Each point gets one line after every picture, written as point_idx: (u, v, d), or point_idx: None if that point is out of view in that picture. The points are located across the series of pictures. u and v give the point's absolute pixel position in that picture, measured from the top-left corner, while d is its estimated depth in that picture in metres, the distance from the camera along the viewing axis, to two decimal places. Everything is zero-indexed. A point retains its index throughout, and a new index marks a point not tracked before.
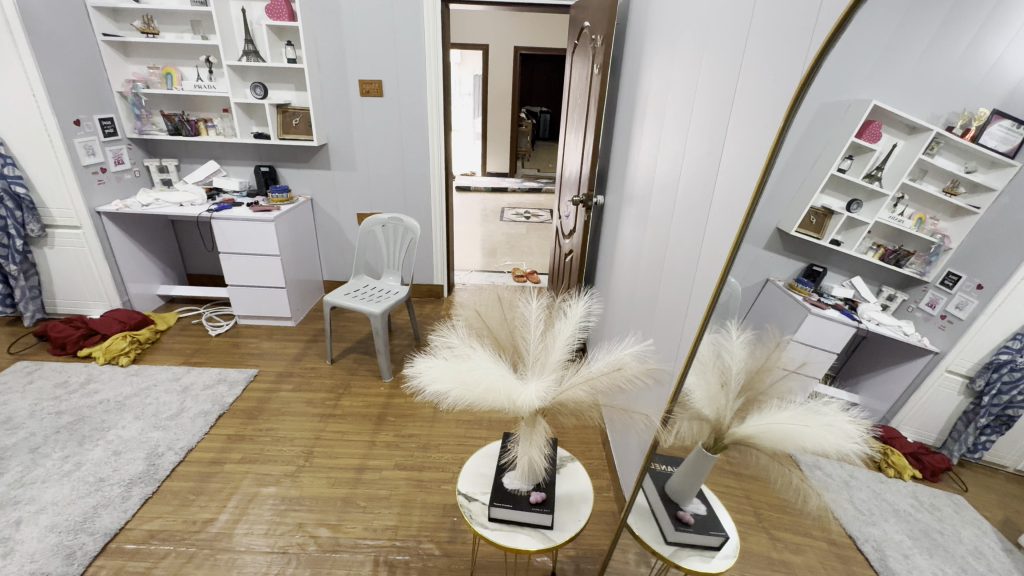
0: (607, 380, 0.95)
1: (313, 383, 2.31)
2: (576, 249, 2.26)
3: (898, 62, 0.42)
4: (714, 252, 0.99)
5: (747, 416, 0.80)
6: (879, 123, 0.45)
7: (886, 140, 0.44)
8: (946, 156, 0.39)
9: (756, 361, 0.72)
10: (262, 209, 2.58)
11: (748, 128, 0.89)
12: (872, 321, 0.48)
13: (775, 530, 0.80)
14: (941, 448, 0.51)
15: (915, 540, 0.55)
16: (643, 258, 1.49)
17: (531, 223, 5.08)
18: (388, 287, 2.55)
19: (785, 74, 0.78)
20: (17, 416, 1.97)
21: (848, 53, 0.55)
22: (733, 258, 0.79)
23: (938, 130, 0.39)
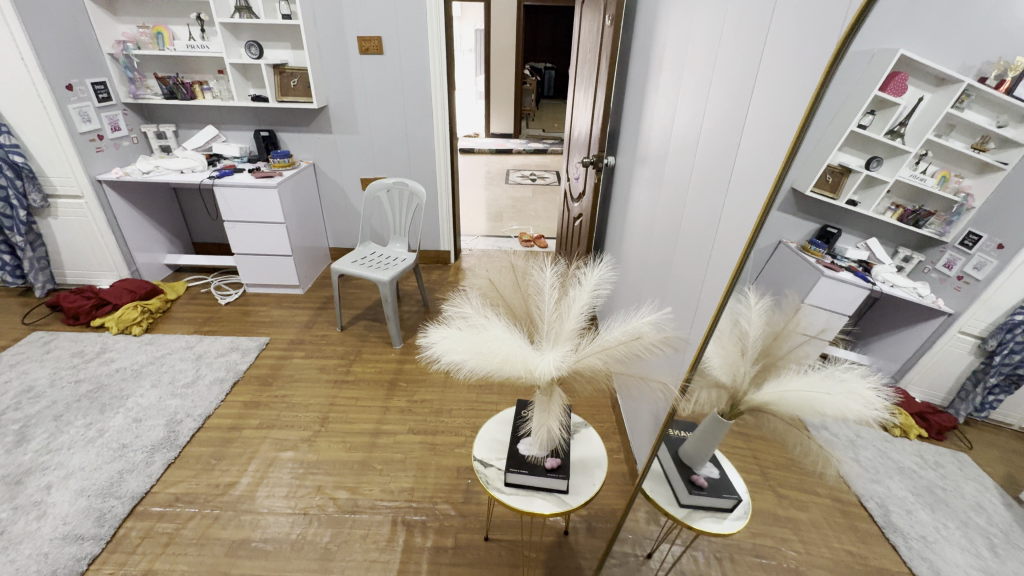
0: (624, 349, 0.94)
1: (325, 349, 2.32)
2: (586, 212, 2.21)
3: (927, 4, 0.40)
4: (737, 217, 0.95)
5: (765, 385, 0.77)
6: (905, 76, 0.44)
7: (912, 94, 0.42)
8: (977, 111, 0.37)
9: (775, 329, 0.68)
10: (264, 175, 2.53)
11: (777, 85, 0.84)
12: (886, 283, 0.48)
13: (780, 488, 0.86)
14: (948, 407, 0.56)
15: (919, 494, 0.61)
16: (659, 222, 1.44)
17: (537, 186, 4.97)
18: (396, 253, 2.53)
19: (821, 25, 0.73)
20: (38, 385, 2.01)
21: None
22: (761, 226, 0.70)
23: (969, 81, 0.37)
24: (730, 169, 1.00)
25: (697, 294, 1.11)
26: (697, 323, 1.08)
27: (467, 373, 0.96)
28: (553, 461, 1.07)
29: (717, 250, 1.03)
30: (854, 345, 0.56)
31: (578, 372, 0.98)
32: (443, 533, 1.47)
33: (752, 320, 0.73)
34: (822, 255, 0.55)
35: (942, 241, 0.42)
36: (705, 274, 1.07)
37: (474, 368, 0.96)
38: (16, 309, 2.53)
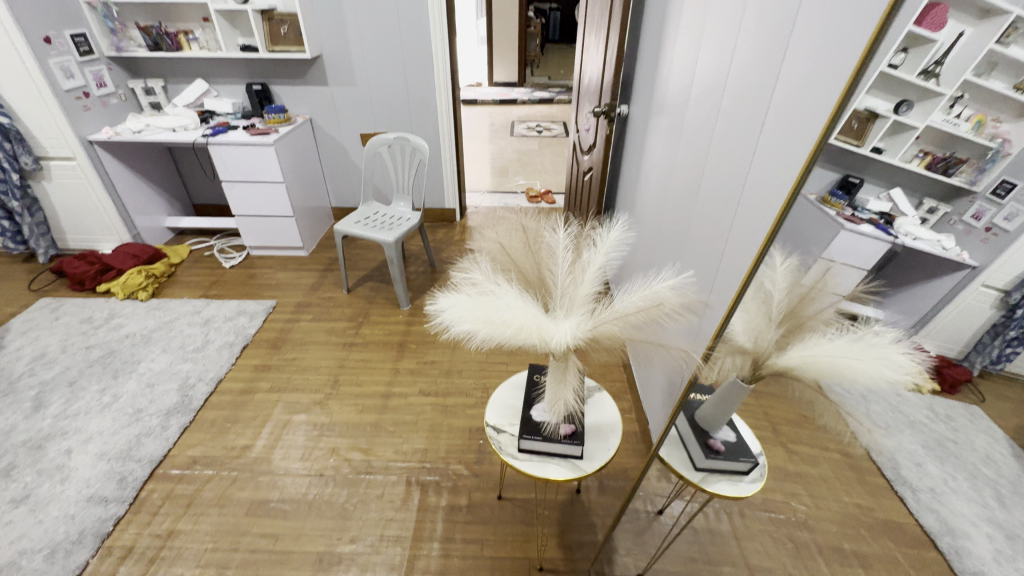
0: (643, 316, 0.88)
1: (332, 312, 2.30)
2: (597, 166, 2.11)
3: None
4: (769, 172, 0.87)
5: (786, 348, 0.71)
6: (943, 8, 0.41)
7: (952, 31, 0.38)
8: (1022, 48, 0.33)
9: (799, 292, 0.62)
10: (259, 132, 2.42)
11: (820, 23, 0.73)
12: (908, 236, 0.45)
13: (792, 444, 0.81)
14: (962, 359, 0.54)
15: (929, 450, 0.58)
16: (678, 177, 1.35)
17: (544, 138, 4.78)
18: (399, 213, 2.45)
19: None
20: (50, 351, 2.02)
21: None
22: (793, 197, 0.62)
23: (1018, 14, 0.32)
24: (762, 118, 0.91)
25: (719, 256, 1.05)
26: (722, 287, 1.02)
27: (481, 343, 0.93)
28: (568, 427, 1.05)
29: (744, 209, 0.95)
30: (876, 304, 0.52)
31: (593, 341, 0.93)
32: (457, 493, 1.49)
33: (775, 279, 0.66)
34: (842, 206, 0.55)
35: (973, 189, 0.40)
36: (730, 234, 1.01)
37: (487, 338, 0.93)
38: (21, 276, 2.52)
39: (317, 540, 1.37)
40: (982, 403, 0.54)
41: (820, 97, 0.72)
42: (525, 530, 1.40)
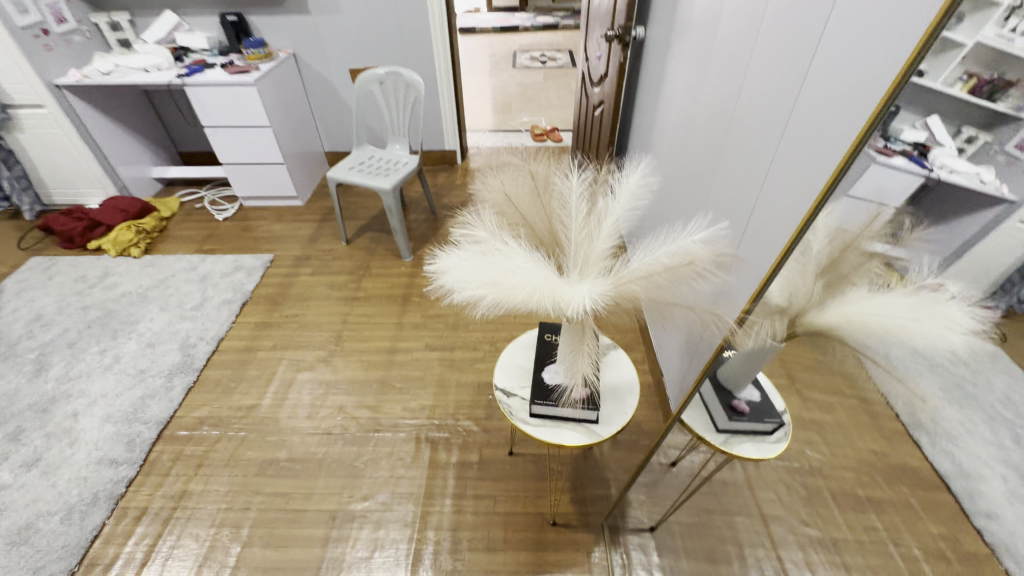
0: (669, 277, 0.78)
1: (331, 265, 2.21)
2: (609, 99, 1.92)
3: None
4: (824, 100, 0.74)
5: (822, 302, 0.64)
6: None
7: None
8: None
9: (841, 239, 0.60)
10: (238, 69, 2.22)
11: None
12: (944, 168, 0.45)
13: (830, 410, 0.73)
14: (991, 300, 0.44)
15: (948, 392, 0.52)
16: (705, 109, 1.20)
17: (548, 69, 4.43)
18: (396, 157, 2.29)
19: None
20: (46, 312, 1.97)
21: None
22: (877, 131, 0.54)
23: None
24: (817, 32, 0.75)
25: (753, 203, 0.93)
26: (759, 238, 0.90)
27: (486, 312, 0.83)
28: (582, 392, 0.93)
29: (789, 146, 0.82)
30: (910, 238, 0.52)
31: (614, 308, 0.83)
32: (467, 449, 1.47)
33: (827, 240, 0.63)
34: (872, 137, 0.56)
35: (1017, 117, 0.38)
36: (768, 174, 0.88)
37: (494, 306, 0.83)
38: (9, 234, 2.43)
39: (329, 498, 1.37)
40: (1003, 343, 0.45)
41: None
42: (538, 485, 1.38)
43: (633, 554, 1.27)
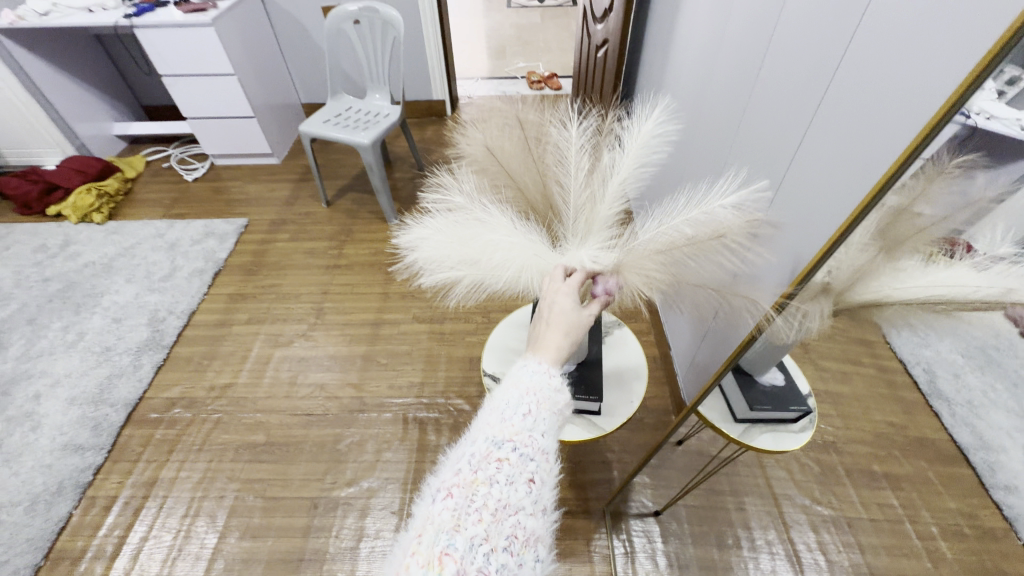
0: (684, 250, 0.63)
1: (311, 229, 2.05)
2: (612, 37, 1.70)
3: None
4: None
5: (859, 284, 0.52)
6: None
7: None
8: None
9: (893, 212, 0.48)
10: (193, 8, 1.97)
11: None
12: (980, 115, 0.39)
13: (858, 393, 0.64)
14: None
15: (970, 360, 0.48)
16: (741, 15, 0.97)
17: (546, 9, 4.02)
18: (377, 108, 2.09)
19: None
20: (3, 287, 1.84)
21: None
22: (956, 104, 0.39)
23: None
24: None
25: (796, 136, 0.75)
26: (805, 196, 0.72)
27: (463, 294, 0.69)
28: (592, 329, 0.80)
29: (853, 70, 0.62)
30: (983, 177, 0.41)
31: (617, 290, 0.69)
32: (458, 430, 1.37)
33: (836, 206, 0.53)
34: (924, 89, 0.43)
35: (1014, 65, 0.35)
36: (834, 61, 0.66)
37: (473, 288, 0.68)
38: None
39: (309, 483, 1.28)
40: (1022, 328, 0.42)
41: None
42: None
43: (636, 540, 1.20)
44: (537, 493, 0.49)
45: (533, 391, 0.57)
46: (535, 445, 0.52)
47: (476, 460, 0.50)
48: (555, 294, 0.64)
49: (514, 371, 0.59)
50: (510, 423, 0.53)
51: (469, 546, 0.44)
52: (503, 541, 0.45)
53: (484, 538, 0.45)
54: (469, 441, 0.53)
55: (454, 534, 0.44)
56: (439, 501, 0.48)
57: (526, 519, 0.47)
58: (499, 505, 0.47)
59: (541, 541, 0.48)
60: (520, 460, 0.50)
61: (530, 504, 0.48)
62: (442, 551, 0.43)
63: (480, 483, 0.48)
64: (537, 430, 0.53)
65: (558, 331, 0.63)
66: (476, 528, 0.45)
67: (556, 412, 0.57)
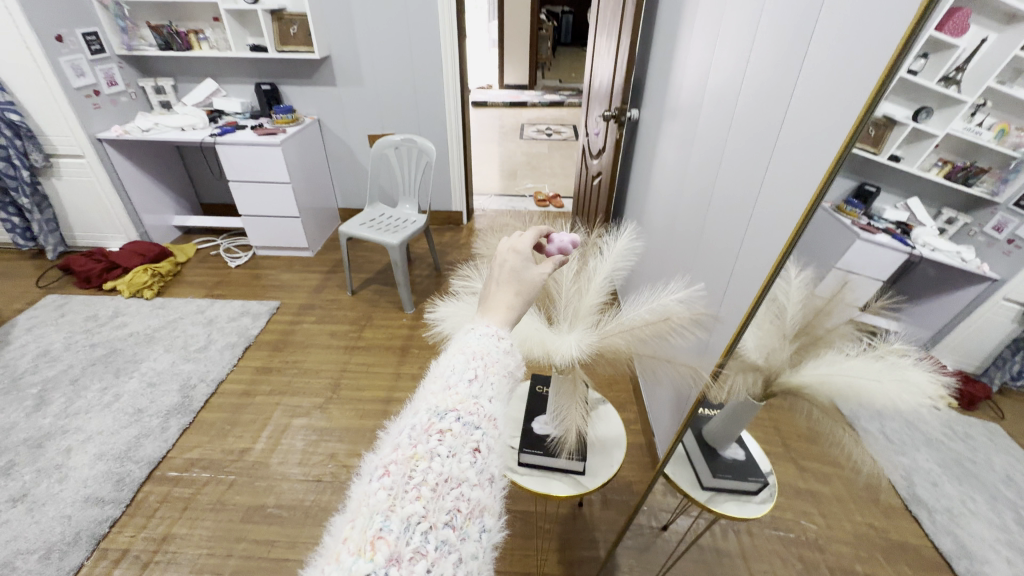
0: (648, 330, 0.84)
1: (335, 314, 2.29)
2: (605, 171, 2.08)
3: None
4: (813, 127, 0.78)
5: (800, 366, 0.66)
6: (966, 12, 0.42)
7: (972, 35, 0.40)
8: None
9: (813, 305, 0.60)
10: (266, 131, 2.43)
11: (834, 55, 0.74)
12: (926, 247, 0.44)
13: (803, 461, 0.79)
14: (981, 376, 0.49)
15: (945, 468, 0.52)
16: (695, 167, 1.31)
17: (553, 142, 4.70)
18: (405, 215, 2.45)
19: None
20: (54, 349, 2.04)
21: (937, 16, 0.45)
22: (806, 222, 0.61)
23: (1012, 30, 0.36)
24: (804, 56, 0.82)
25: (734, 256, 1.03)
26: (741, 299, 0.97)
27: None
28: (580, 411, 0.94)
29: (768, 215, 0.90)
30: (897, 312, 0.50)
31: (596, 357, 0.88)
32: None
33: (790, 294, 0.64)
34: (858, 216, 0.54)
35: (993, 201, 0.39)
36: (755, 209, 0.96)
37: None
38: (29, 271, 2.54)
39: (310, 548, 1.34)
40: (1001, 420, 0.46)
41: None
42: (525, 545, 1.38)
43: None
44: (481, 462, 0.43)
45: (481, 356, 0.51)
46: (482, 411, 0.46)
47: (416, 432, 0.42)
48: (507, 250, 0.64)
49: (461, 336, 0.54)
50: (455, 390, 0.46)
51: (406, 526, 0.37)
52: (444, 517, 0.38)
53: (422, 516, 0.38)
54: (409, 415, 0.46)
55: (390, 515, 0.37)
56: (375, 479, 0.40)
57: (469, 490, 0.41)
58: (440, 480, 0.40)
59: (487, 512, 0.42)
60: (465, 430, 0.44)
61: (475, 475, 0.42)
62: (376, 534, 0.36)
63: (420, 457, 0.41)
64: (484, 395, 0.47)
65: (509, 289, 0.61)
66: (413, 506, 0.38)
67: (504, 379, 0.52)
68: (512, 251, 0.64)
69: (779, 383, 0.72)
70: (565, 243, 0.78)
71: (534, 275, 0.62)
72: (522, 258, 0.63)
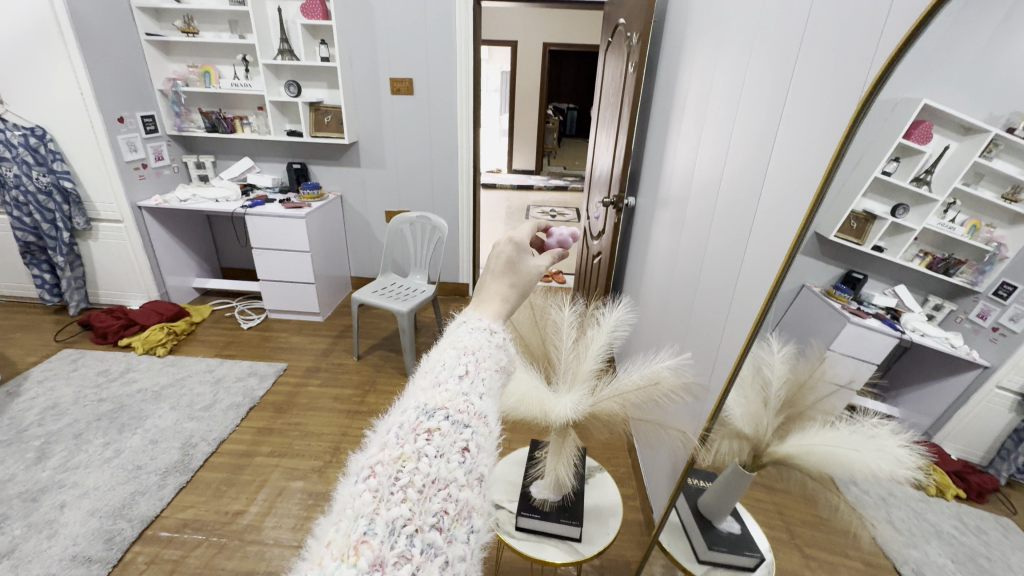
0: (642, 394, 0.90)
1: (340, 378, 2.33)
2: (604, 251, 2.23)
3: (953, 63, 0.46)
4: (776, 223, 0.93)
5: (789, 435, 0.70)
6: (929, 123, 0.49)
7: (939, 141, 0.46)
8: (1005, 160, 0.39)
9: (798, 378, 0.67)
10: (293, 205, 2.64)
11: (793, 164, 0.89)
12: (916, 331, 0.47)
13: (808, 548, 0.72)
14: (986, 467, 0.46)
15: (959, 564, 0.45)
16: (683, 251, 1.44)
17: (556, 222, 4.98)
18: (415, 285, 2.58)
19: (841, 106, 0.77)
20: (62, 402, 2.07)
21: (866, 137, 0.60)
22: (780, 281, 0.75)
23: (996, 131, 0.40)
24: (767, 163, 0.99)
25: (719, 334, 1.12)
26: (724, 367, 1.06)
27: None
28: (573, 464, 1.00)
29: (747, 295, 1.01)
30: (884, 398, 0.54)
31: (593, 415, 0.95)
32: None
33: (775, 367, 0.72)
34: (847, 301, 0.57)
35: (976, 291, 0.42)
36: (734, 291, 1.07)
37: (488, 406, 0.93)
38: (49, 326, 2.64)
39: None
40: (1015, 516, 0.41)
41: (826, 124, 0.80)
42: None
43: None
44: (468, 463, 0.40)
45: (471, 352, 0.51)
46: (472, 411, 0.44)
47: (403, 432, 0.40)
48: (505, 242, 0.66)
49: (452, 332, 0.55)
50: (445, 388, 0.45)
51: (390, 530, 0.34)
52: (430, 519, 0.36)
53: (407, 518, 0.35)
54: (398, 413, 0.43)
55: (374, 517, 0.34)
56: (360, 481, 0.37)
57: (458, 492, 0.38)
58: (426, 481, 0.37)
59: (477, 517, 0.39)
60: (454, 429, 0.41)
61: (463, 475, 0.39)
62: (360, 538, 0.33)
63: (407, 458, 0.38)
64: (474, 393, 0.46)
65: (502, 281, 0.64)
66: (399, 508, 0.35)
67: (493, 376, 0.51)
68: (510, 241, 0.66)
69: (768, 452, 0.77)
70: (563, 235, 0.84)
71: (528, 269, 0.67)
72: (520, 251, 0.66)
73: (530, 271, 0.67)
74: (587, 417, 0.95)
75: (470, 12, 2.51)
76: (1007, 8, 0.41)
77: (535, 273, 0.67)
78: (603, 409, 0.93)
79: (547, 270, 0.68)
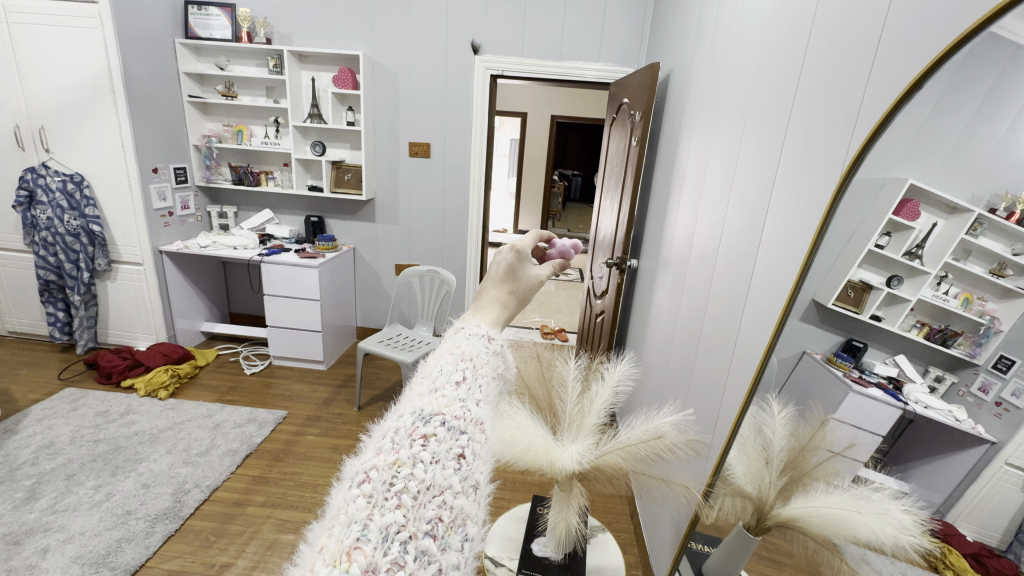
0: (645, 448, 0.92)
1: (339, 428, 2.32)
2: (608, 309, 2.28)
3: (930, 154, 0.54)
4: (768, 286, 1.00)
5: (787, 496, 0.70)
6: (916, 202, 0.56)
7: (926, 219, 0.53)
8: (989, 238, 0.46)
9: (798, 442, 0.69)
10: (308, 256, 2.75)
11: (782, 233, 0.98)
12: (919, 403, 0.52)
13: None
14: (1005, 551, 0.43)
15: None
16: (683, 310, 1.51)
17: (559, 282, 5.08)
18: (421, 337, 2.61)
19: (823, 183, 0.86)
20: (58, 442, 2.05)
21: (848, 209, 0.69)
22: (778, 335, 0.81)
23: (980, 211, 0.47)
24: (759, 231, 1.08)
25: (720, 394, 1.15)
26: (724, 421, 1.09)
27: None
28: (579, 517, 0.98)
29: (743, 354, 1.07)
30: (887, 465, 0.56)
31: (597, 466, 0.95)
32: None
33: (776, 428, 0.75)
34: (848, 368, 0.63)
35: (974, 362, 0.46)
36: (733, 350, 1.12)
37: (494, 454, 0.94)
38: (53, 364, 2.65)
39: None
40: None
41: (810, 199, 0.89)
42: None
43: None
44: (465, 473, 0.38)
45: (469, 358, 0.51)
46: (469, 417, 0.42)
47: (399, 436, 0.39)
48: (507, 249, 0.69)
49: (452, 337, 0.55)
50: (442, 394, 0.43)
51: (384, 536, 0.32)
52: (424, 526, 0.34)
53: (401, 524, 0.33)
54: (393, 419, 0.42)
55: (368, 523, 0.33)
56: (355, 486, 0.36)
57: (456, 501, 0.36)
58: (423, 488, 0.35)
59: (472, 530, 0.36)
60: (451, 435, 0.40)
61: (458, 483, 0.37)
62: (353, 544, 0.31)
63: (403, 463, 0.36)
64: (472, 400, 0.44)
65: (501, 288, 0.66)
66: (393, 514, 0.33)
67: (490, 382, 0.50)
68: (512, 250, 0.69)
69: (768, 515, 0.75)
70: (565, 248, 0.89)
71: (527, 277, 0.69)
72: (520, 259, 0.69)
73: (528, 279, 0.69)
74: (591, 467, 0.95)
75: (486, 87, 2.74)
76: (973, 111, 0.49)
77: (534, 281, 0.69)
78: (607, 459, 0.94)
79: (544, 279, 0.71)
